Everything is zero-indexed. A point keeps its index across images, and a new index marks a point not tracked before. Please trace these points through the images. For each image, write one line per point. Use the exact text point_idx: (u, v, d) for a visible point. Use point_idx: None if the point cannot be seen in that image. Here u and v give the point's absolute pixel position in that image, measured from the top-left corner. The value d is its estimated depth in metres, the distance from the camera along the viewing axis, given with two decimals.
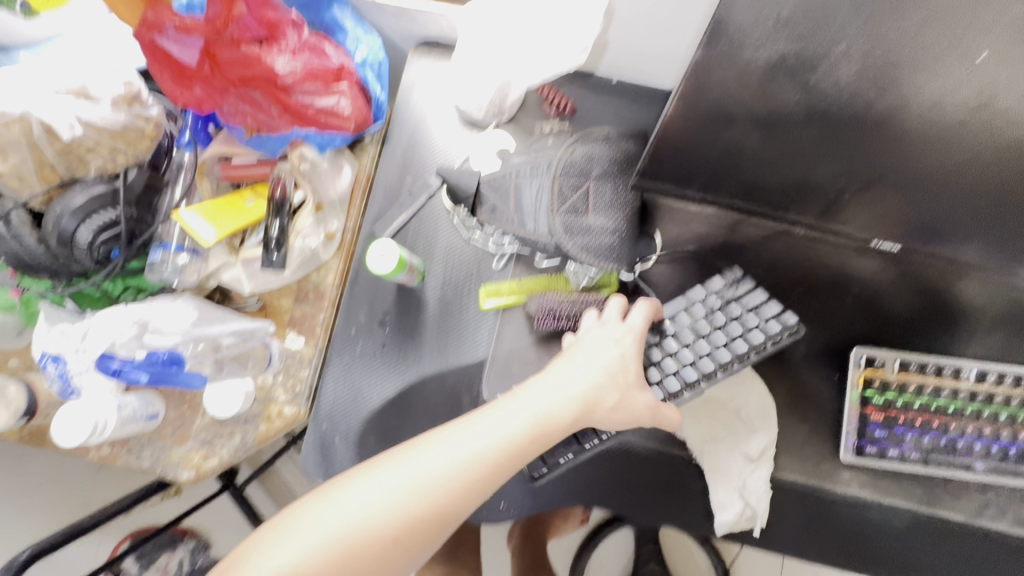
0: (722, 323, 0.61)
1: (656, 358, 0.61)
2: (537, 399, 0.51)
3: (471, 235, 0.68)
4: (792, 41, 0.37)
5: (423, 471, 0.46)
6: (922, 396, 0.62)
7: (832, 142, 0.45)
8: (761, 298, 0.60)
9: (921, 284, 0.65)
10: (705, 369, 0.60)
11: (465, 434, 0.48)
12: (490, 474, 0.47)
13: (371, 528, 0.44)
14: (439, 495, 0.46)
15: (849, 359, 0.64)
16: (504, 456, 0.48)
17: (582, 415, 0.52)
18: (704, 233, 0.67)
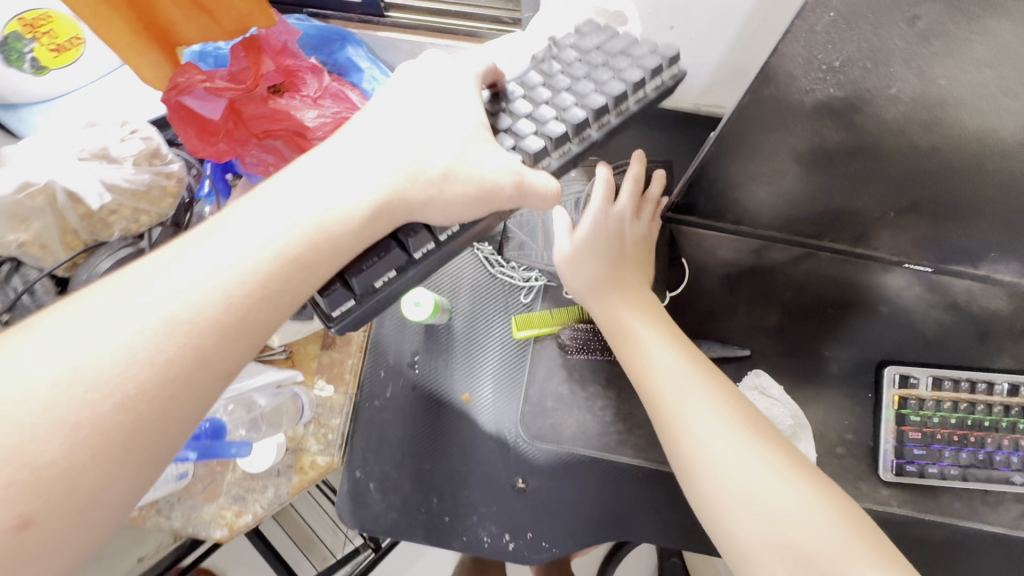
0: (587, 71, 0.51)
1: (525, 110, 0.51)
2: (263, 227, 0.40)
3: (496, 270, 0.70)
4: (843, 87, 0.36)
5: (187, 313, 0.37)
6: (958, 412, 0.62)
7: (874, 176, 0.45)
8: (628, 40, 0.52)
9: (946, 299, 0.66)
10: (574, 121, 0.50)
11: (185, 271, 0.38)
12: (229, 316, 0.38)
13: (124, 347, 0.35)
14: (168, 345, 0.36)
15: (882, 377, 0.64)
16: (258, 285, 0.39)
17: (328, 243, 0.42)
18: (731, 258, 0.67)
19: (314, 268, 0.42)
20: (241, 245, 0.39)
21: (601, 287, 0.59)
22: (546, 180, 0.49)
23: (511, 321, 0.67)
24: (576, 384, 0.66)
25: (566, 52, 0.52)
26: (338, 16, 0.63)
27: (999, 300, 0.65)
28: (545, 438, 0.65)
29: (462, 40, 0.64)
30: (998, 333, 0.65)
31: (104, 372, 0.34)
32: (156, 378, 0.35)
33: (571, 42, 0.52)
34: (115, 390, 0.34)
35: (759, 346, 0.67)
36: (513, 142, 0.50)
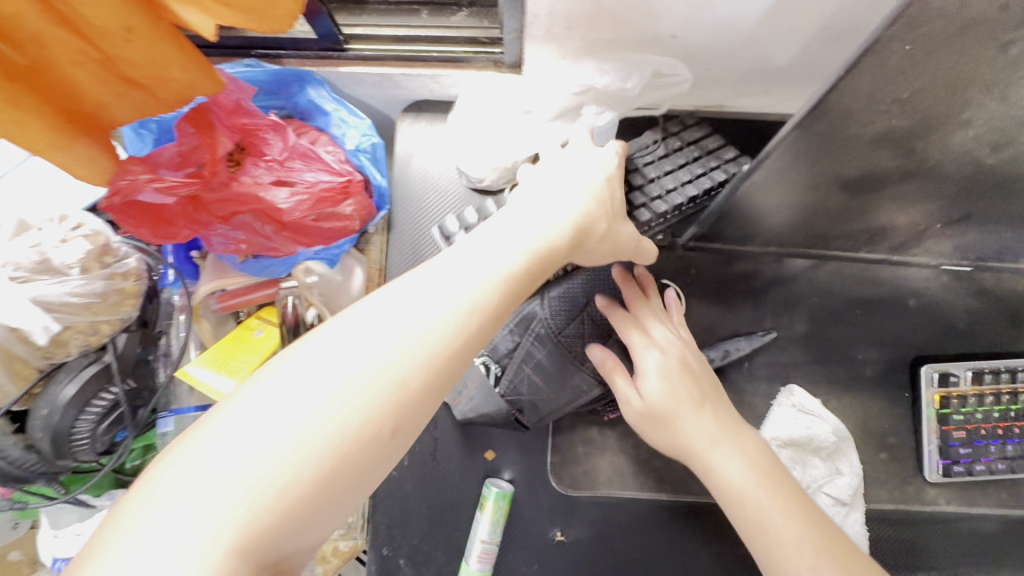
0: (682, 163, 0.58)
1: (637, 183, 0.57)
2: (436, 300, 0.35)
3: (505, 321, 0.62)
4: (911, 117, 0.32)
5: (367, 395, 0.31)
6: (1000, 404, 0.60)
7: (925, 195, 0.40)
8: (720, 141, 0.60)
9: (975, 286, 0.63)
10: (661, 208, 0.56)
11: (318, 381, 0.31)
12: (375, 436, 0.31)
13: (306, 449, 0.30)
14: (313, 476, 0.30)
15: (919, 377, 0.61)
16: (401, 398, 0.32)
17: (478, 329, 0.36)
18: (752, 270, 0.63)
19: (457, 362, 0.35)
20: (378, 346, 0.33)
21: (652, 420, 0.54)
22: (652, 247, 0.54)
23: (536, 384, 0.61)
24: (605, 424, 0.62)
25: (670, 141, 0.59)
26: (292, 54, 0.55)
27: None
28: (580, 486, 0.61)
29: (450, 68, 0.57)
30: None
31: (250, 511, 0.28)
32: (302, 517, 0.29)
33: (677, 131, 0.60)
34: (266, 531, 0.28)
35: (791, 360, 0.63)
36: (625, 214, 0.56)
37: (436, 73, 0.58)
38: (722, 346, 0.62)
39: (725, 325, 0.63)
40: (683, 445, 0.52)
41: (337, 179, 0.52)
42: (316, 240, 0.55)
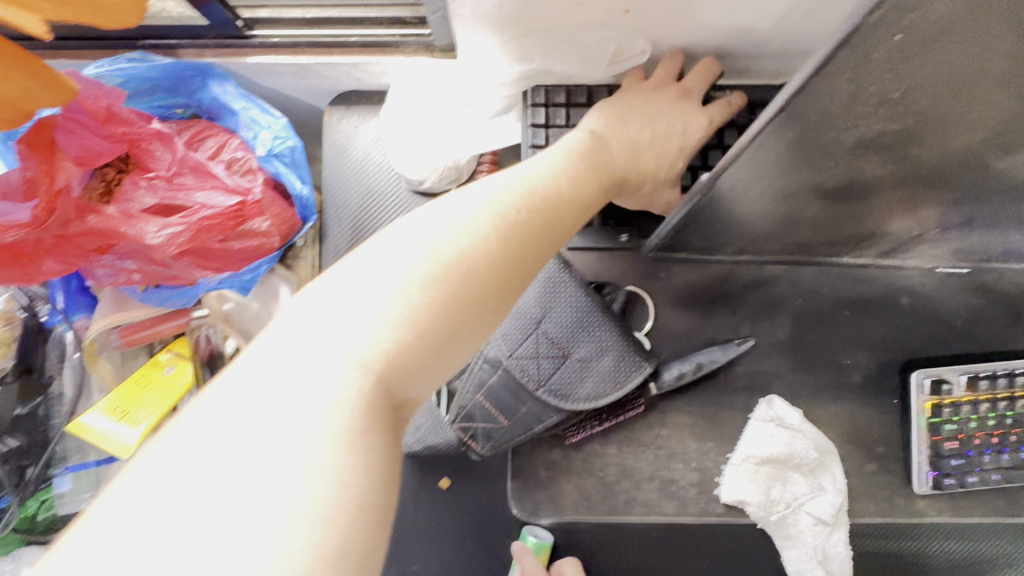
0: None
1: None
2: (495, 188, 0.36)
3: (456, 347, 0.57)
4: (908, 121, 0.25)
5: (454, 255, 0.32)
6: (997, 412, 0.55)
7: (926, 201, 0.34)
8: None
9: (974, 281, 0.57)
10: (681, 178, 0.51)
11: (379, 266, 0.32)
12: (458, 296, 0.32)
13: (404, 308, 0.31)
14: (398, 343, 0.30)
15: (909, 383, 0.56)
16: (467, 269, 0.32)
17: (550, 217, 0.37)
18: (728, 272, 0.57)
19: (522, 241, 0.35)
20: (431, 232, 0.33)
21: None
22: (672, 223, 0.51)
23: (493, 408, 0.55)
24: (568, 446, 0.57)
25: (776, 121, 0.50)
26: (187, 44, 0.46)
27: None
28: (543, 513, 0.56)
29: (375, 54, 0.49)
30: None
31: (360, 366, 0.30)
32: (402, 372, 0.30)
33: None
34: (368, 391, 0.29)
35: (771, 368, 0.58)
36: None
37: (361, 60, 0.50)
38: (698, 357, 0.55)
39: (698, 334, 0.57)
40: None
41: (230, 202, 0.45)
42: (227, 265, 0.47)
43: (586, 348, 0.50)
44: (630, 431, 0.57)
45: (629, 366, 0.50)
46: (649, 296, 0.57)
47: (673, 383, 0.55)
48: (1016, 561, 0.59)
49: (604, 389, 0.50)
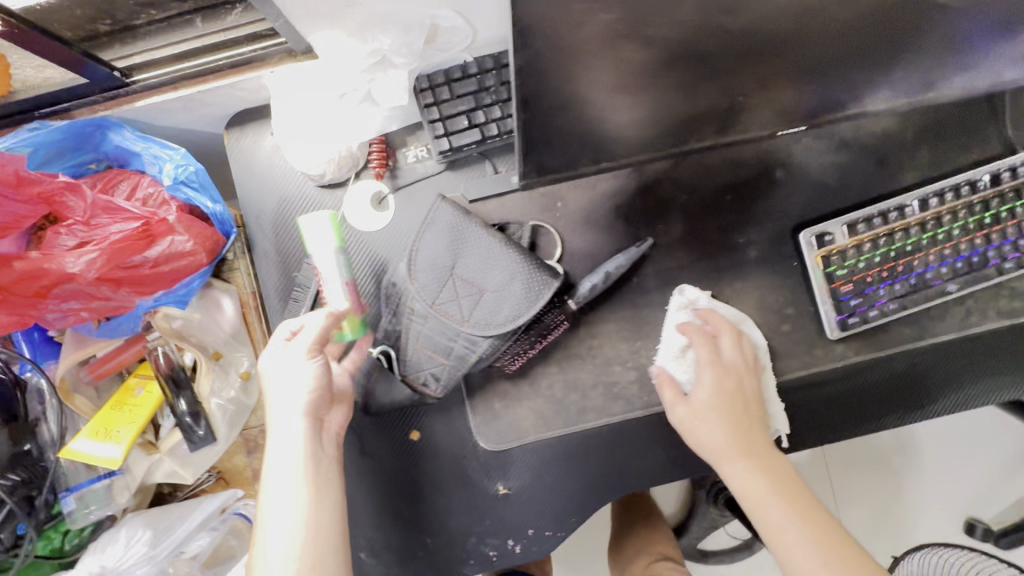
0: None
1: None
2: (285, 398, 0.53)
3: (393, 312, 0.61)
4: (621, 6, 0.31)
5: (293, 459, 0.52)
6: (880, 249, 0.60)
7: (700, 69, 0.40)
8: None
9: (835, 139, 0.63)
10: None
11: (276, 483, 0.51)
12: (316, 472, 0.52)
13: (295, 503, 0.50)
14: (306, 483, 0.51)
15: (801, 243, 0.61)
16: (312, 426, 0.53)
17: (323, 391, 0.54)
18: (617, 187, 0.63)
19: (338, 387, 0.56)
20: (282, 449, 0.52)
21: (695, 424, 0.58)
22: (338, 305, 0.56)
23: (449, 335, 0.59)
24: (515, 376, 0.63)
25: None
26: (80, 104, 0.52)
27: (884, 120, 0.62)
28: (506, 439, 0.63)
29: (246, 72, 0.54)
30: (892, 153, 0.63)
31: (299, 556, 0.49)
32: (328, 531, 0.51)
33: None
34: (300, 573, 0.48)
35: (675, 262, 0.64)
36: (500, 122, 0.60)
37: (238, 81, 0.56)
38: (606, 270, 0.61)
39: (604, 250, 0.63)
40: (739, 459, 0.57)
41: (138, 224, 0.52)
42: (159, 287, 0.54)
43: (496, 279, 0.56)
44: (566, 350, 0.63)
45: (544, 284, 0.56)
46: (552, 225, 0.63)
47: (586, 298, 0.61)
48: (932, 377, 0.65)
49: (523, 310, 0.55)
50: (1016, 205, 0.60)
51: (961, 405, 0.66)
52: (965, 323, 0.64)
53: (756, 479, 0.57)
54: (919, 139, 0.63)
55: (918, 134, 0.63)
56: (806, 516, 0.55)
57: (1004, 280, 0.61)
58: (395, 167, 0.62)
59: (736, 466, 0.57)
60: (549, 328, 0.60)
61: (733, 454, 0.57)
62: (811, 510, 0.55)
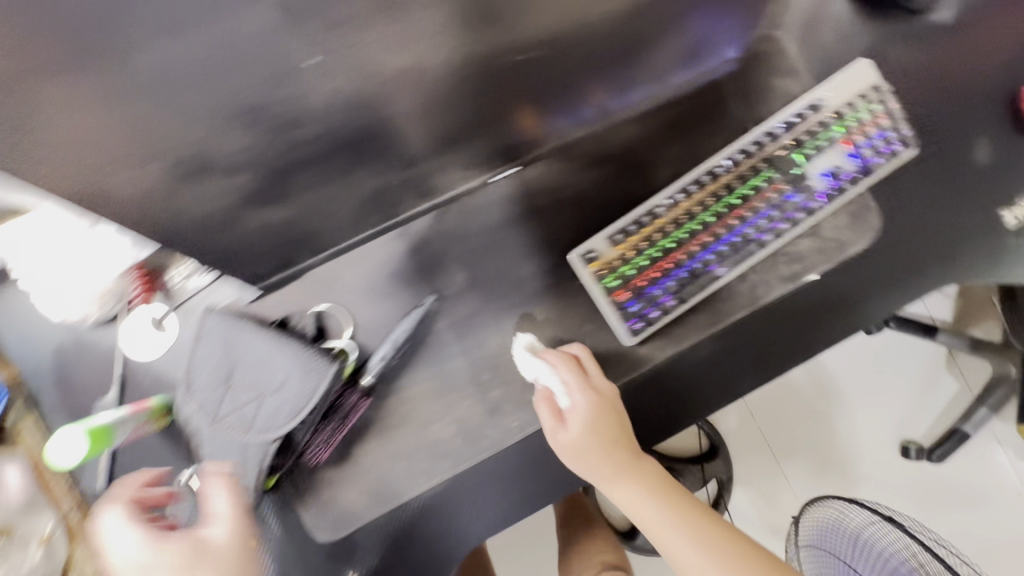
0: None
1: None
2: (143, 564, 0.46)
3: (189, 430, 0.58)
4: (164, 146, 0.33)
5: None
6: (645, 253, 0.63)
7: (337, 163, 0.41)
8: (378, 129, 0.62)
9: (583, 157, 0.65)
10: None
11: None
12: None
13: None
14: None
15: (572, 264, 0.64)
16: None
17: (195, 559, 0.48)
18: (388, 253, 0.63)
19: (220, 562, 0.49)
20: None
21: (573, 454, 0.59)
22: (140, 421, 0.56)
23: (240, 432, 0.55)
24: (336, 461, 0.62)
25: None
26: None
27: (623, 129, 0.65)
28: (341, 528, 0.62)
29: None
30: (639, 158, 0.66)
31: None
32: None
33: None
34: None
35: (468, 309, 0.64)
36: None
37: None
38: (395, 337, 0.62)
39: (394, 316, 0.64)
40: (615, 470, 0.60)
41: None
42: None
43: (272, 380, 0.56)
44: (381, 422, 0.63)
45: (322, 371, 0.56)
46: (339, 304, 0.62)
47: (380, 370, 0.61)
48: (743, 355, 0.67)
49: (303, 404, 0.55)
50: (760, 180, 0.64)
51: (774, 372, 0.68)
52: (751, 298, 0.67)
53: (628, 482, 0.61)
54: (662, 138, 0.66)
55: (659, 135, 0.66)
56: (668, 498, 0.61)
57: (770, 249, 0.64)
58: (165, 289, 0.62)
59: (610, 475, 0.60)
60: (349, 412, 0.60)
61: (606, 469, 0.60)
62: (678, 502, 0.60)
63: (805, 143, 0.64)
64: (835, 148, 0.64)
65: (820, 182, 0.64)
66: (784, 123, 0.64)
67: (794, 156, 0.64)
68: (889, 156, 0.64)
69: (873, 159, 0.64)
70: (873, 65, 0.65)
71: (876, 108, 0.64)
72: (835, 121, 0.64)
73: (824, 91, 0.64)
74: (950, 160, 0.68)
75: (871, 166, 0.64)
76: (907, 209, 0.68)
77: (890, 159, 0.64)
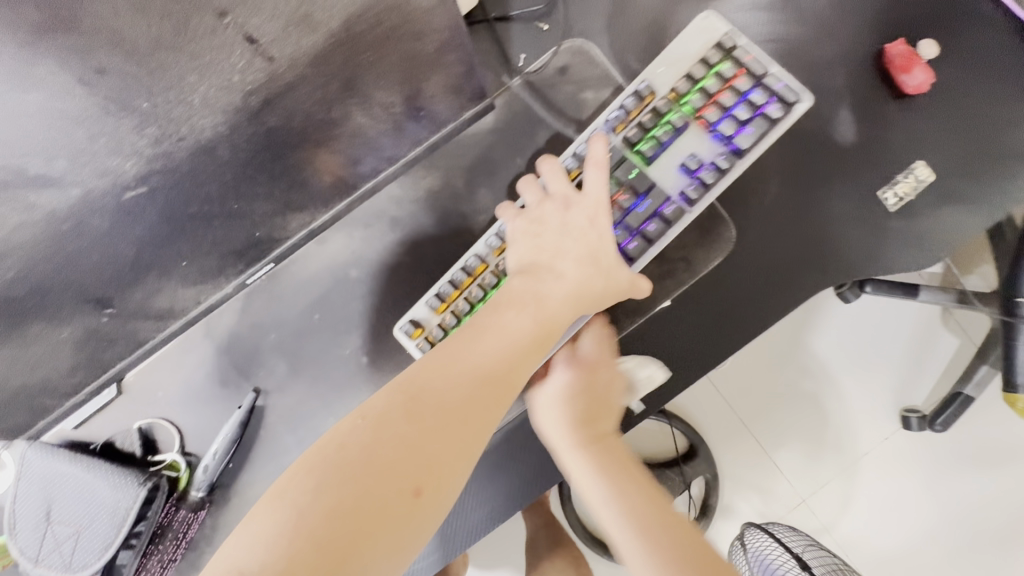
0: None
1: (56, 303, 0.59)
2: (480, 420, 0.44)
3: (32, 541, 0.55)
4: None
5: (449, 422, 0.43)
6: (466, 310, 0.58)
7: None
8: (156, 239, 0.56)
9: (390, 217, 0.60)
10: None
11: (413, 442, 0.41)
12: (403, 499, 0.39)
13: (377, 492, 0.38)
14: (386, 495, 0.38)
15: (399, 340, 0.59)
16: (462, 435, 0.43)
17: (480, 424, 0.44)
18: (202, 354, 0.61)
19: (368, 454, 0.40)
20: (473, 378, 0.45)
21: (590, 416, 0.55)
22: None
23: (87, 524, 0.55)
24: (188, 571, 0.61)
25: None
26: None
27: (425, 179, 0.60)
28: None
29: None
30: (450, 205, 0.60)
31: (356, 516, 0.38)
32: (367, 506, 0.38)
33: None
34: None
35: (295, 398, 0.61)
36: None
37: None
38: (222, 443, 0.60)
39: (224, 419, 0.61)
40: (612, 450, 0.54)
41: None
42: None
43: (85, 513, 0.55)
44: (227, 523, 0.61)
45: (132, 498, 0.55)
46: (162, 416, 0.61)
47: (211, 481, 0.59)
48: (605, 397, 0.61)
49: (115, 538, 0.54)
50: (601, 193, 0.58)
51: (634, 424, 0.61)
52: (599, 336, 0.60)
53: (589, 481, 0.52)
54: (474, 180, 0.61)
55: (469, 177, 0.60)
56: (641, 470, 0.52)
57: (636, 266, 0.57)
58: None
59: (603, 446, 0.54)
60: (185, 527, 0.60)
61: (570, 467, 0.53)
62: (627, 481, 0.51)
63: (640, 139, 0.58)
64: (687, 132, 0.57)
65: (674, 179, 0.57)
66: (610, 121, 0.58)
67: (631, 157, 0.58)
68: (760, 121, 0.55)
69: (740, 132, 0.56)
70: (718, 17, 0.57)
71: (727, 70, 0.56)
72: (673, 103, 0.57)
73: (649, 76, 0.58)
74: (803, 144, 0.60)
75: (739, 142, 0.55)
76: (761, 209, 0.60)
77: (764, 127, 0.55)
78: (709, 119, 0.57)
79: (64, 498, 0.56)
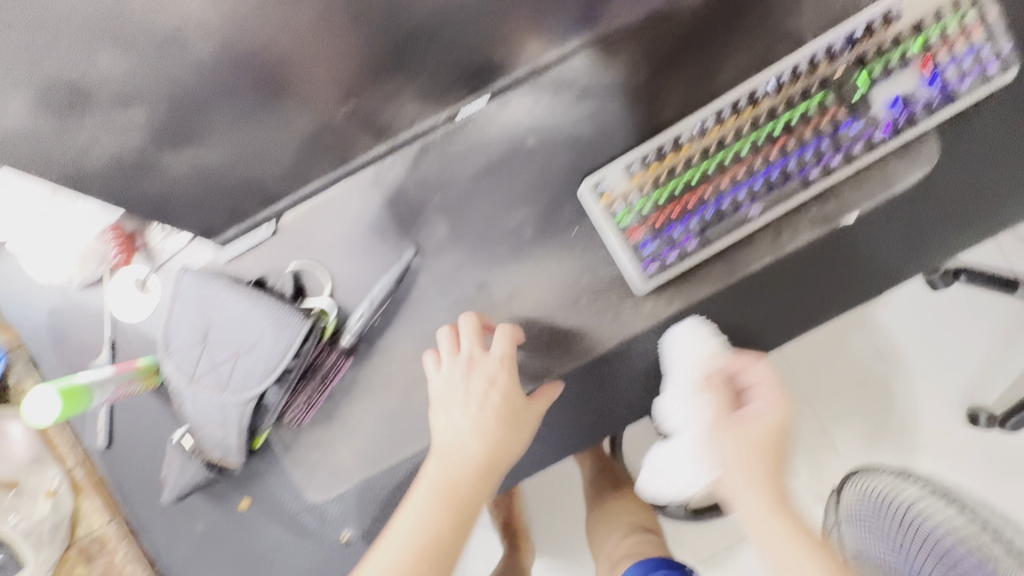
0: None
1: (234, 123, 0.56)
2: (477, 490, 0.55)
3: (187, 362, 0.55)
4: None
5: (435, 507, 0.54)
6: (665, 185, 0.55)
7: (259, 99, 0.42)
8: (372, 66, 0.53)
9: (578, 88, 0.57)
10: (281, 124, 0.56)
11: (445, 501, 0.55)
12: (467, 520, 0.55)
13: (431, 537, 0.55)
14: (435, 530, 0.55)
15: (583, 198, 0.56)
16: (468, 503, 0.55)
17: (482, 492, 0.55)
18: (364, 205, 0.59)
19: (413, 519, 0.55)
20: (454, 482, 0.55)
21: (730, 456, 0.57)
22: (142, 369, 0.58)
23: (248, 350, 0.54)
24: (322, 420, 0.61)
25: None
26: None
27: (622, 53, 0.57)
28: (329, 486, 0.61)
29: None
30: (644, 84, 0.57)
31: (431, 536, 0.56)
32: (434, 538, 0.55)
33: None
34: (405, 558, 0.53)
35: (451, 264, 0.60)
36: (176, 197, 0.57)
37: None
38: (379, 293, 0.59)
39: (379, 273, 0.60)
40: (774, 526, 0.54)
41: None
42: None
43: (246, 338, 0.55)
44: (367, 380, 0.60)
45: (296, 330, 0.54)
46: (316, 261, 0.60)
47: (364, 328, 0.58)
48: (776, 303, 0.59)
49: (279, 365, 0.54)
50: (812, 106, 0.54)
51: (782, 332, 0.59)
52: (777, 242, 0.58)
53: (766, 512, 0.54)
54: (672, 59, 0.57)
55: (668, 56, 0.57)
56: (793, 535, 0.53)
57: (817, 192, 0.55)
58: (144, 249, 0.61)
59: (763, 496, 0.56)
60: (330, 372, 0.59)
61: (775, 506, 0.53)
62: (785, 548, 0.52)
63: (872, 60, 0.53)
64: (908, 70, 0.54)
65: (884, 111, 0.54)
66: (848, 35, 0.54)
67: (855, 77, 0.54)
68: (977, 79, 0.53)
69: (957, 82, 0.53)
70: None
71: (969, 18, 0.53)
72: (910, 36, 0.53)
73: None
74: None
75: (952, 91, 0.53)
76: (966, 134, 0.57)
77: (978, 86, 0.53)
78: (935, 60, 0.54)
79: (223, 323, 0.55)
